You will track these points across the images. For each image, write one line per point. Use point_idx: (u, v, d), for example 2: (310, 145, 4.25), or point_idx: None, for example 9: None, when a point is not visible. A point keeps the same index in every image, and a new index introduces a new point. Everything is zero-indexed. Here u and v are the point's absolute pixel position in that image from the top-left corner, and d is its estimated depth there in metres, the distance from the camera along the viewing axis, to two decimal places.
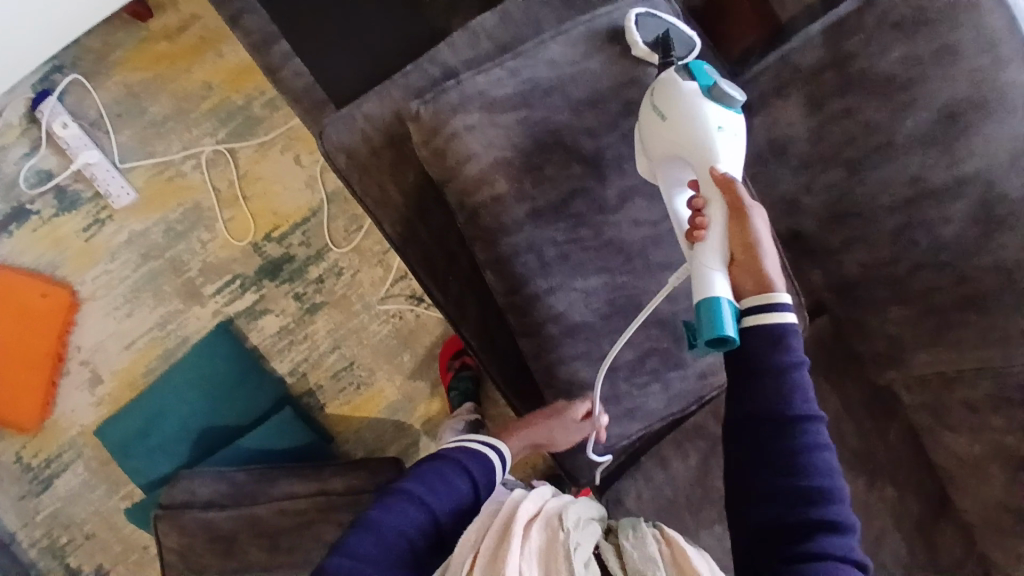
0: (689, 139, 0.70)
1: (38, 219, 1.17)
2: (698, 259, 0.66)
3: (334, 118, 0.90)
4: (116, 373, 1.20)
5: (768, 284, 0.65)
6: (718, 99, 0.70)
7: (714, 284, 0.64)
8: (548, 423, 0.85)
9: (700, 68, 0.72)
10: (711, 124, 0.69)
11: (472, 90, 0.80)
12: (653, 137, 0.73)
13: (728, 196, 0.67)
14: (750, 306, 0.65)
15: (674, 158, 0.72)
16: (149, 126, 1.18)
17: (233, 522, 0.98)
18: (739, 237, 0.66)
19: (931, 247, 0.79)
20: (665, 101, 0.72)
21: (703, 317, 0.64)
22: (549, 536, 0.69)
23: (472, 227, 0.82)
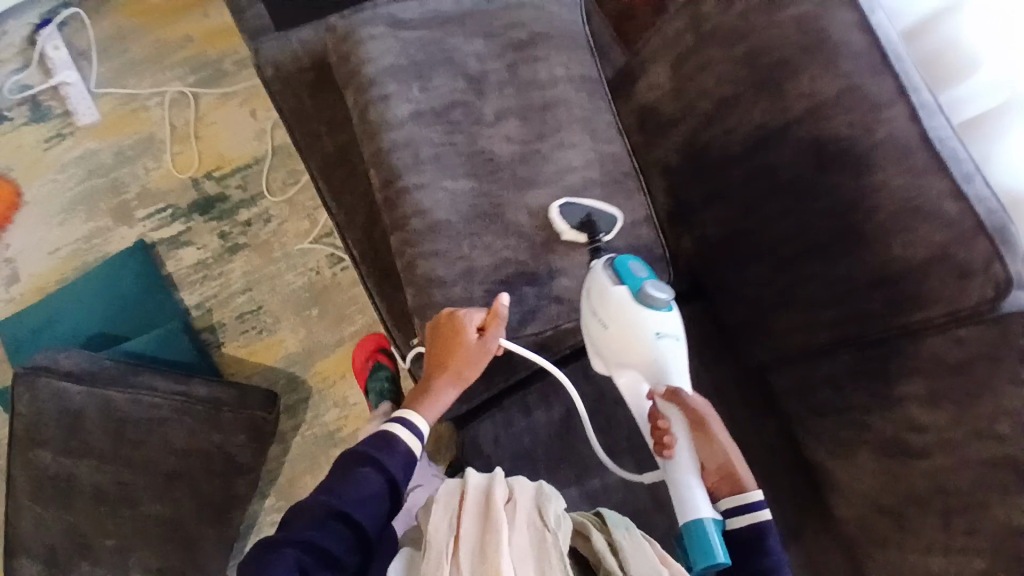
0: (640, 351, 0.78)
1: (7, 124, 1.28)
2: (682, 484, 0.76)
3: (270, 38, 1.01)
4: (33, 275, 1.24)
5: (740, 484, 0.76)
6: (646, 303, 0.78)
7: (696, 508, 0.73)
8: (470, 353, 0.81)
9: (625, 269, 0.80)
10: (650, 333, 0.78)
11: (382, 12, 0.91)
12: (601, 344, 0.80)
13: (686, 412, 0.77)
14: (728, 510, 0.75)
15: (623, 361, 0.80)
16: (128, 63, 1.32)
17: (86, 398, 1.01)
18: (706, 448, 0.77)
19: (781, 194, 0.83)
20: (603, 307, 0.79)
21: (692, 543, 0.72)
22: (536, 536, 0.68)
23: (362, 125, 0.89)
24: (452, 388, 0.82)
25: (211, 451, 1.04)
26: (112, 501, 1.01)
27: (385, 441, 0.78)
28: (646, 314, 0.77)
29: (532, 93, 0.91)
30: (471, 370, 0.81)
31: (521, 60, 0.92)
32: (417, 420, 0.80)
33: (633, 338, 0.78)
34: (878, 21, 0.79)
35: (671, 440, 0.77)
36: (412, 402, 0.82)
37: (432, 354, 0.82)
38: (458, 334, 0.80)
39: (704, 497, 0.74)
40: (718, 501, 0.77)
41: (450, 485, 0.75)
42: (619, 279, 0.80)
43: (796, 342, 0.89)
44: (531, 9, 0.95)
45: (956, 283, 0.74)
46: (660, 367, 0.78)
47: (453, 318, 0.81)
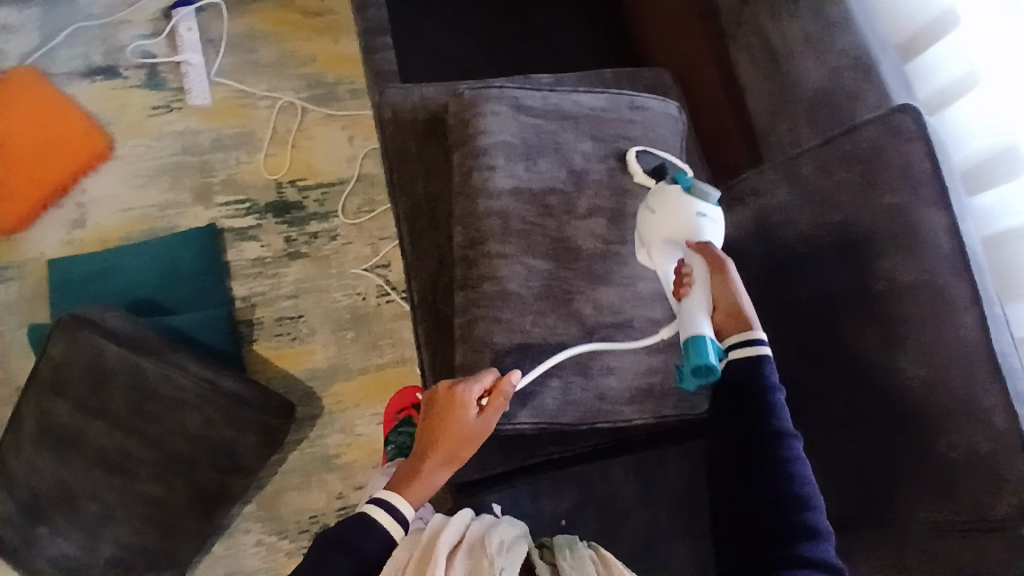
0: (684, 228, 0.85)
1: (121, 82, 1.35)
2: (694, 308, 0.82)
3: (397, 86, 1.10)
4: (98, 226, 1.28)
5: (745, 325, 0.84)
6: (697, 195, 0.86)
7: (700, 324, 0.81)
8: (466, 431, 0.81)
9: (681, 173, 0.88)
10: (694, 212, 0.85)
11: (508, 94, 0.99)
12: (647, 229, 0.88)
13: (707, 257, 0.85)
14: (733, 344, 0.83)
15: (665, 241, 0.87)
16: (251, 62, 1.40)
17: (119, 362, 0.98)
18: (724, 286, 0.84)
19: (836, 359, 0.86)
20: (655, 199, 0.88)
21: (691, 350, 0.80)
22: (475, 561, 0.74)
23: (462, 186, 0.95)
24: (444, 468, 0.82)
25: (220, 443, 1.03)
26: (109, 466, 1.00)
27: (365, 526, 0.80)
28: (694, 201, 0.85)
29: (625, 199, 0.95)
30: (466, 448, 0.81)
31: (622, 167, 0.97)
32: (402, 502, 0.82)
33: (678, 220, 0.85)
34: (967, 229, 0.84)
35: (691, 281, 0.84)
36: (404, 483, 0.83)
37: (427, 433, 0.83)
38: (456, 409, 0.81)
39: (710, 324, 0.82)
40: (724, 338, 0.85)
41: (407, 538, 0.82)
42: (673, 181, 0.88)
43: None
44: (642, 125, 1.00)
45: (988, 490, 0.75)
46: (699, 237, 0.85)
47: (452, 394, 0.82)
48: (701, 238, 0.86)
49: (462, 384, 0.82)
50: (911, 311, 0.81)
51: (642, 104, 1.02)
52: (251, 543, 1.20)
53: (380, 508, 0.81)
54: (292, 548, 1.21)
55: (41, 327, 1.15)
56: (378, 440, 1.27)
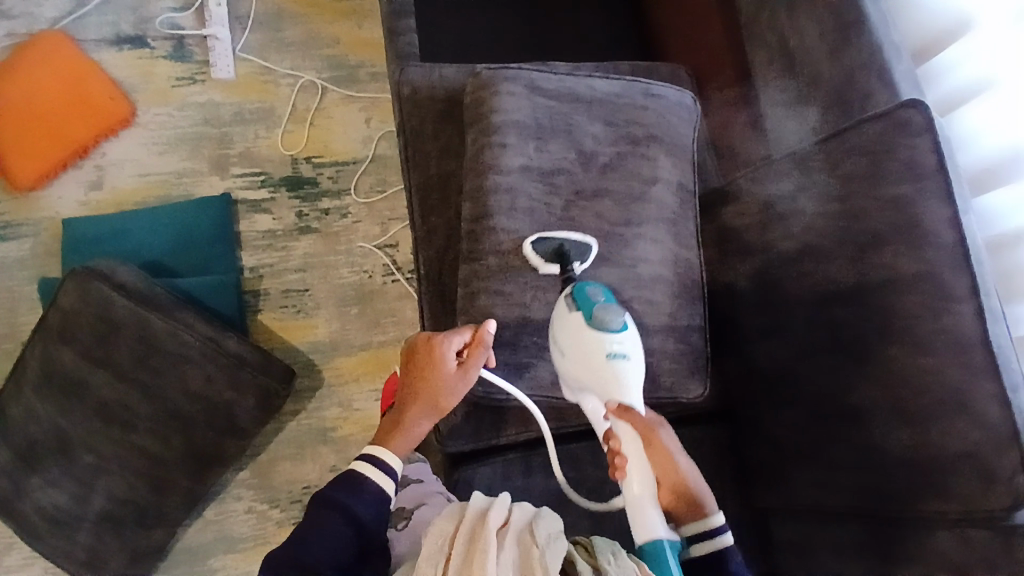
0: (602, 376, 0.80)
1: (148, 51, 1.38)
2: (643, 500, 0.77)
3: (416, 65, 1.12)
4: (116, 189, 1.30)
5: (698, 507, 0.81)
6: (601, 325, 0.80)
7: (653, 523, 0.76)
8: (448, 381, 0.85)
9: (582, 295, 0.82)
10: (605, 353, 0.80)
11: (525, 75, 1.00)
12: (561, 370, 0.84)
13: (637, 426, 0.82)
14: (691, 534, 0.81)
15: (583, 386, 0.82)
16: (276, 40, 1.43)
17: (127, 315, 1.00)
18: (667, 463, 0.81)
19: (833, 352, 0.87)
20: (562, 335, 0.83)
21: (651, 557, 0.75)
22: (523, 551, 0.71)
23: (473, 162, 0.96)
24: (426, 418, 0.87)
25: (219, 403, 1.04)
26: (108, 418, 1.01)
27: (352, 482, 0.82)
28: (600, 338, 0.80)
29: (633, 184, 0.97)
30: (446, 398, 0.85)
31: (632, 153, 0.98)
32: (389, 455, 0.85)
33: (590, 363, 0.80)
34: (969, 223, 0.83)
35: (626, 460, 0.80)
36: (388, 436, 0.87)
37: (410, 383, 0.87)
38: (437, 360, 0.84)
39: (661, 519, 0.77)
40: (680, 523, 0.81)
41: (448, 512, 0.78)
42: (575, 305, 0.82)
43: (811, 497, 0.91)
44: (655, 113, 1.02)
45: (978, 484, 0.76)
46: (618, 385, 0.80)
47: (433, 345, 0.85)
48: (621, 386, 0.81)
49: (441, 336, 0.85)
50: (907, 304, 0.81)
51: (656, 94, 1.04)
52: (242, 510, 1.20)
53: (371, 462, 0.84)
54: (282, 518, 1.21)
55: (52, 280, 1.17)
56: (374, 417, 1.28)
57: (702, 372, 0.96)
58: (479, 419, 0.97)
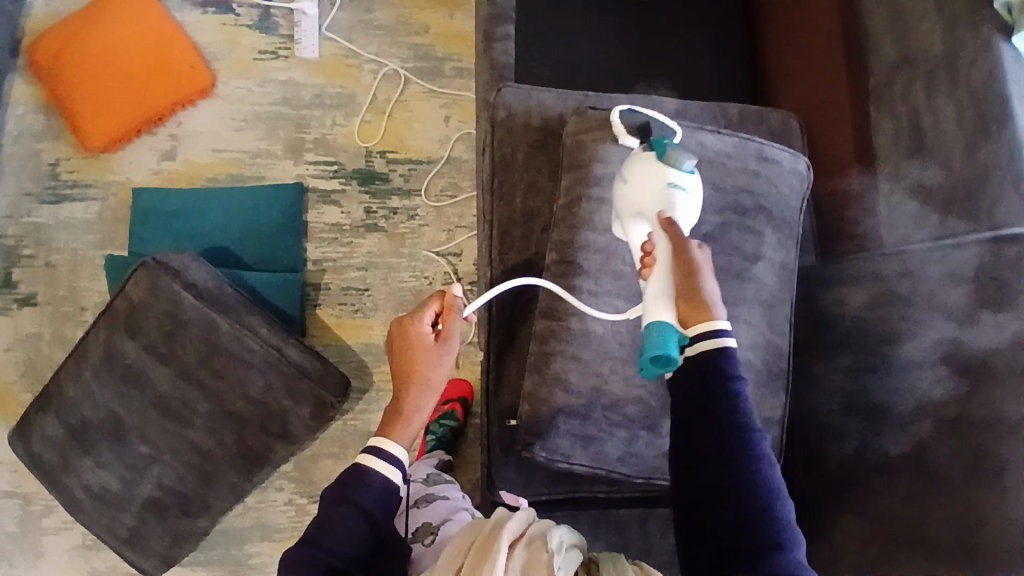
0: (656, 200, 0.79)
1: (233, 18, 1.33)
2: (654, 292, 0.73)
3: (516, 86, 1.05)
4: (189, 161, 1.28)
5: (707, 310, 0.72)
6: (671, 161, 0.79)
7: (659, 311, 0.72)
8: (431, 354, 0.85)
9: (658, 139, 0.82)
10: (665, 182, 0.79)
11: (633, 123, 0.94)
12: (619, 200, 0.82)
13: (673, 238, 0.76)
14: (695, 332, 0.71)
15: (636, 210, 0.81)
16: (365, 22, 1.36)
17: (197, 314, 0.99)
18: (687, 267, 0.74)
19: (916, 473, 0.83)
20: (627, 167, 0.82)
21: (652, 338, 0.71)
22: (533, 555, 0.73)
23: (566, 211, 0.91)
24: (422, 398, 0.84)
25: (276, 411, 1.04)
26: (166, 410, 1.02)
27: (359, 477, 0.79)
28: (667, 171, 0.79)
29: (732, 258, 0.91)
30: (435, 370, 0.84)
31: (735, 224, 0.92)
32: (393, 444, 0.82)
33: (651, 189, 0.79)
34: None
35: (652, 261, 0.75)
36: (389, 429, 0.83)
37: (397, 376, 0.86)
38: (414, 337, 0.85)
39: (669, 311, 0.72)
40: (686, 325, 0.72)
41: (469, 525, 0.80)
42: (650, 146, 0.82)
43: None
44: (765, 180, 0.95)
45: None
46: (667, 209, 0.78)
47: (406, 327, 0.86)
48: (673, 212, 0.79)
49: (410, 316, 0.86)
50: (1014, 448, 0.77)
51: (768, 159, 0.97)
52: (281, 501, 1.23)
53: (375, 457, 0.81)
54: None
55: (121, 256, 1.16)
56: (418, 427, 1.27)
57: None
58: (529, 469, 0.95)
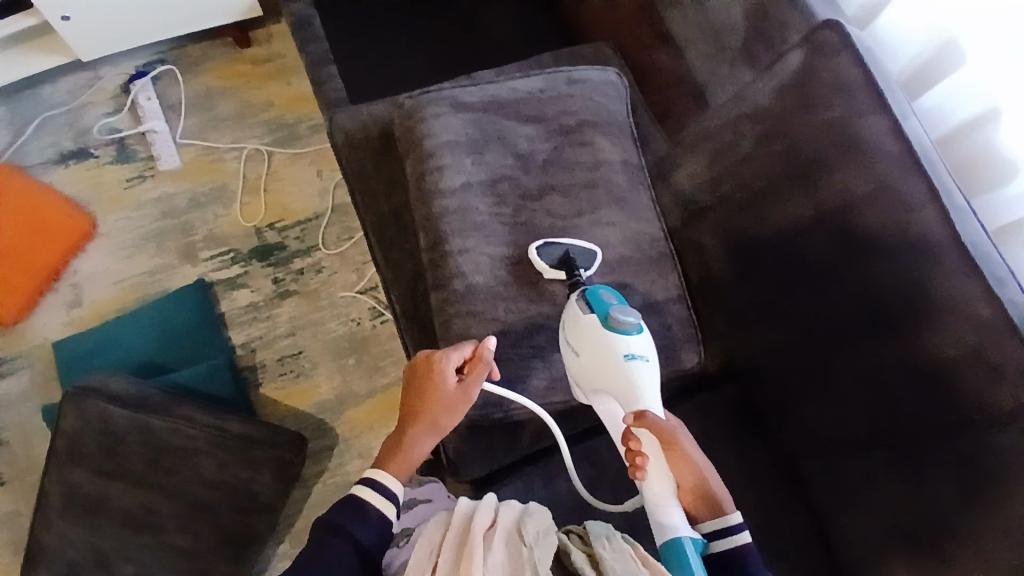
0: (616, 376, 0.81)
1: (93, 161, 1.40)
2: (660, 505, 0.77)
3: (345, 110, 1.12)
4: (96, 301, 1.32)
5: (718, 506, 0.79)
6: (616, 327, 0.82)
7: (674, 524, 0.76)
8: (447, 400, 0.83)
9: (599, 299, 0.84)
10: (620, 355, 0.81)
11: (446, 94, 1.00)
12: (575, 371, 0.84)
13: (659, 432, 0.78)
14: (712, 533, 0.78)
15: (598, 386, 0.83)
16: (213, 119, 1.44)
17: (128, 423, 1.01)
18: (684, 463, 0.78)
19: (813, 286, 0.85)
20: (575, 337, 0.84)
21: (671, 559, 0.74)
22: (513, 551, 0.74)
23: (416, 192, 0.96)
24: (427, 439, 0.85)
25: (238, 486, 1.05)
26: (135, 526, 1.01)
27: (357, 509, 0.80)
28: (615, 339, 0.81)
29: (576, 173, 0.97)
30: (447, 418, 0.84)
31: (568, 143, 0.98)
32: (390, 479, 0.83)
33: (605, 366, 0.81)
34: (911, 126, 0.83)
35: (645, 461, 0.79)
36: (386, 457, 0.85)
37: (406, 407, 0.85)
38: (438, 379, 0.83)
39: (685, 523, 0.76)
40: (699, 522, 0.79)
41: (436, 520, 0.81)
42: (591, 308, 0.84)
43: (828, 435, 0.89)
44: (582, 98, 1.01)
45: (991, 383, 0.74)
46: (632, 385, 0.81)
47: (432, 364, 0.84)
48: (637, 385, 0.81)
49: (440, 353, 0.84)
50: (888, 220, 0.79)
51: (579, 79, 1.03)
52: None
53: (369, 488, 0.82)
54: None
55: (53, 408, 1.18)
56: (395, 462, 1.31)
57: (692, 339, 0.95)
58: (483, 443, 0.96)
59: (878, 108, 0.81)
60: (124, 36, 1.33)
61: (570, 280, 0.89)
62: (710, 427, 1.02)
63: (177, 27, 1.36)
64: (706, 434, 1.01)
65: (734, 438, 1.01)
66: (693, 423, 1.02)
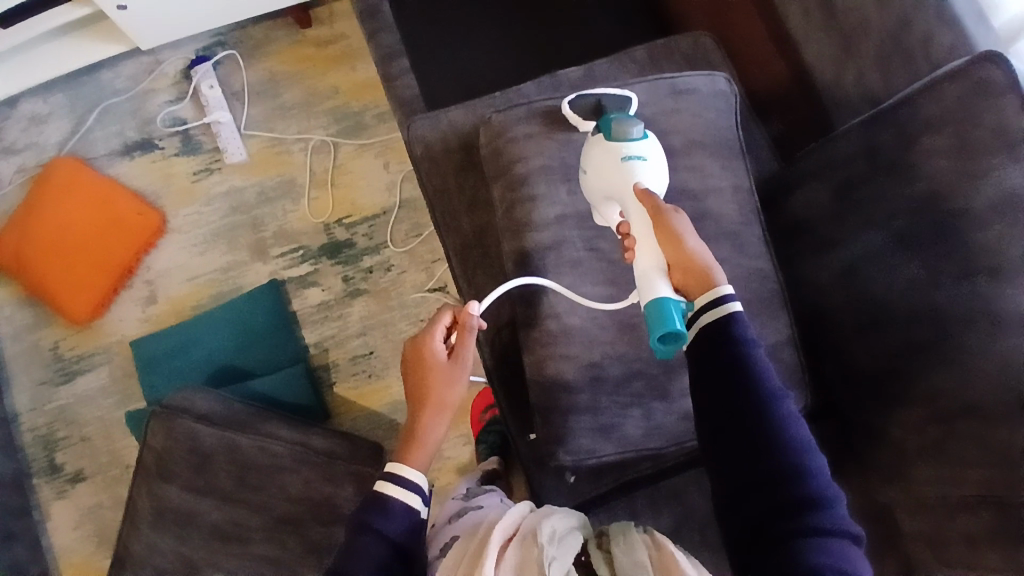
0: (619, 180, 0.79)
1: (159, 153, 1.37)
2: (646, 273, 0.73)
3: (423, 116, 1.05)
4: (170, 299, 1.32)
5: (706, 282, 0.72)
6: (620, 135, 0.80)
7: (655, 285, 0.72)
8: (444, 374, 0.84)
9: (603, 118, 0.82)
10: (622, 157, 0.79)
11: (537, 110, 0.93)
12: (586, 190, 0.83)
13: (649, 209, 0.76)
14: (705, 305, 0.72)
15: (606, 198, 0.81)
16: (278, 108, 1.38)
17: (216, 442, 1.03)
18: (668, 235, 0.74)
19: (943, 344, 0.79)
20: (585, 157, 0.83)
21: (653, 315, 0.71)
22: (524, 552, 0.75)
23: (506, 221, 0.91)
24: (437, 420, 0.84)
25: (321, 501, 1.05)
26: (223, 538, 1.03)
27: (377, 504, 0.80)
28: (619, 145, 0.79)
29: (681, 202, 0.89)
30: (450, 391, 0.83)
31: (671, 167, 0.90)
32: (410, 471, 0.82)
33: (610, 170, 0.79)
34: None
35: (632, 238, 0.76)
36: (404, 452, 0.84)
37: (410, 392, 0.85)
38: (427, 355, 0.84)
39: (667, 285, 0.72)
40: (692, 300, 0.73)
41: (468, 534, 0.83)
42: (598, 129, 0.83)
43: (936, 494, 0.85)
44: (686, 114, 0.92)
45: None
46: (631, 180, 0.78)
47: (419, 346, 0.85)
48: (640, 184, 0.78)
49: (423, 333, 0.85)
50: None
51: (682, 90, 0.94)
52: None
53: (392, 483, 0.81)
54: None
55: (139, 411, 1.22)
56: (465, 462, 1.33)
57: (795, 383, 0.90)
58: (568, 479, 0.94)
59: None
60: (186, 22, 1.27)
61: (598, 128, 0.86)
62: None
63: (238, 11, 1.28)
64: None
65: None
66: None
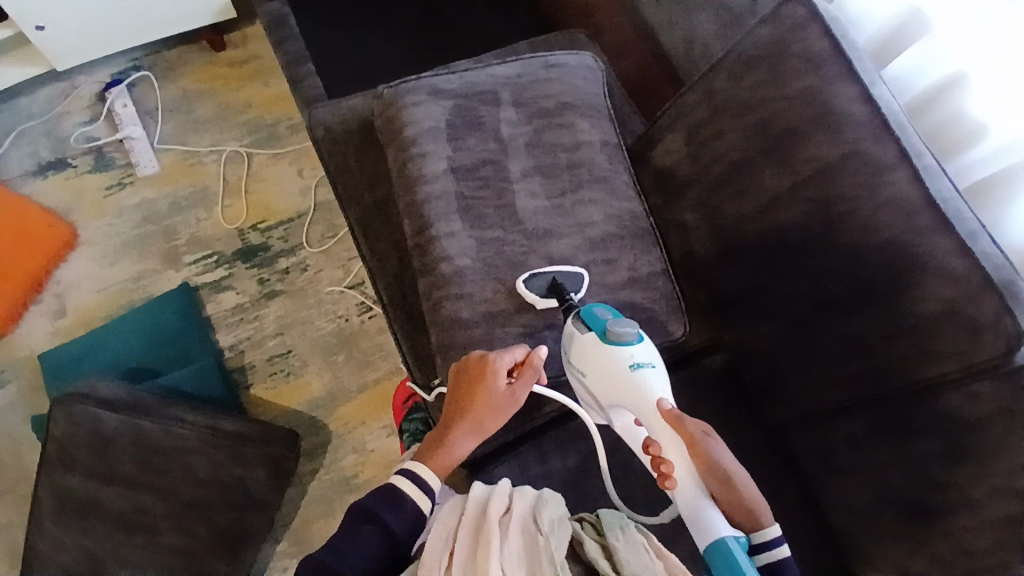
0: (632, 391, 0.81)
1: (72, 170, 1.39)
2: (698, 512, 0.75)
3: (324, 103, 1.11)
4: (80, 310, 1.31)
5: (756, 517, 0.76)
6: (617, 340, 0.82)
7: (717, 527, 0.73)
8: (495, 401, 0.81)
9: (591, 316, 0.85)
10: (628, 365, 0.81)
11: (425, 83, 1.00)
12: (587, 389, 0.85)
13: (684, 437, 0.77)
14: (753, 544, 0.75)
15: (614, 401, 0.83)
16: (191, 123, 1.43)
17: (119, 425, 1.01)
18: (714, 472, 0.75)
19: (793, 251, 0.87)
20: (580, 358, 0.84)
21: (719, 566, 0.71)
22: (528, 540, 0.74)
23: (400, 180, 0.97)
24: (470, 438, 0.81)
25: (232, 485, 1.04)
26: (132, 529, 1.01)
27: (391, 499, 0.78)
28: (622, 352, 0.82)
29: (558, 154, 0.98)
30: (494, 419, 0.81)
31: (547, 126, 1.00)
32: (429, 474, 0.80)
33: (615, 377, 0.82)
34: (879, 93, 0.85)
35: (671, 471, 0.77)
36: (428, 452, 0.82)
37: (455, 401, 0.82)
38: (489, 377, 0.81)
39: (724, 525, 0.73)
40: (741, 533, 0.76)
41: (453, 506, 0.80)
42: (586, 326, 0.85)
43: (815, 400, 0.91)
44: (559, 82, 1.03)
45: (969, 337, 0.76)
46: (649, 393, 0.80)
47: (485, 362, 0.82)
48: (656, 395, 0.80)
49: (494, 354, 0.83)
50: (862, 181, 0.81)
51: (557, 63, 1.04)
52: None
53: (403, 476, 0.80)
54: None
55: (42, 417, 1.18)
56: (391, 453, 1.28)
57: (676, 310, 0.97)
58: None
59: (842, 81, 0.84)
60: (99, 42, 1.33)
61: (563, 305, 0.89)
62: (701, 400, 1.03)
63: (150, 31, 1.36)
64: (697, 406, 1.03)
65: (723, 409, 1.03)
66: (683, 397, 1.03)
